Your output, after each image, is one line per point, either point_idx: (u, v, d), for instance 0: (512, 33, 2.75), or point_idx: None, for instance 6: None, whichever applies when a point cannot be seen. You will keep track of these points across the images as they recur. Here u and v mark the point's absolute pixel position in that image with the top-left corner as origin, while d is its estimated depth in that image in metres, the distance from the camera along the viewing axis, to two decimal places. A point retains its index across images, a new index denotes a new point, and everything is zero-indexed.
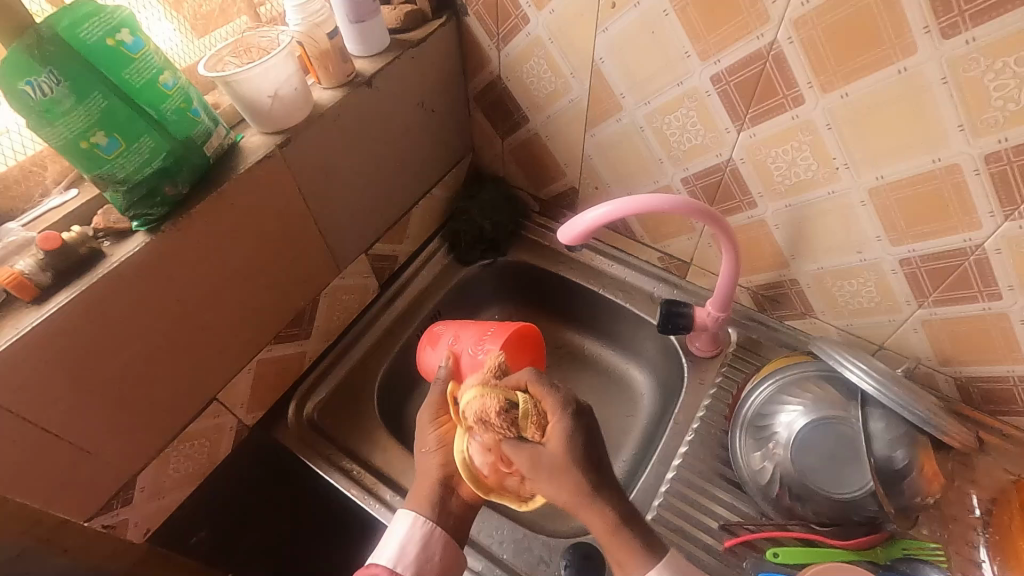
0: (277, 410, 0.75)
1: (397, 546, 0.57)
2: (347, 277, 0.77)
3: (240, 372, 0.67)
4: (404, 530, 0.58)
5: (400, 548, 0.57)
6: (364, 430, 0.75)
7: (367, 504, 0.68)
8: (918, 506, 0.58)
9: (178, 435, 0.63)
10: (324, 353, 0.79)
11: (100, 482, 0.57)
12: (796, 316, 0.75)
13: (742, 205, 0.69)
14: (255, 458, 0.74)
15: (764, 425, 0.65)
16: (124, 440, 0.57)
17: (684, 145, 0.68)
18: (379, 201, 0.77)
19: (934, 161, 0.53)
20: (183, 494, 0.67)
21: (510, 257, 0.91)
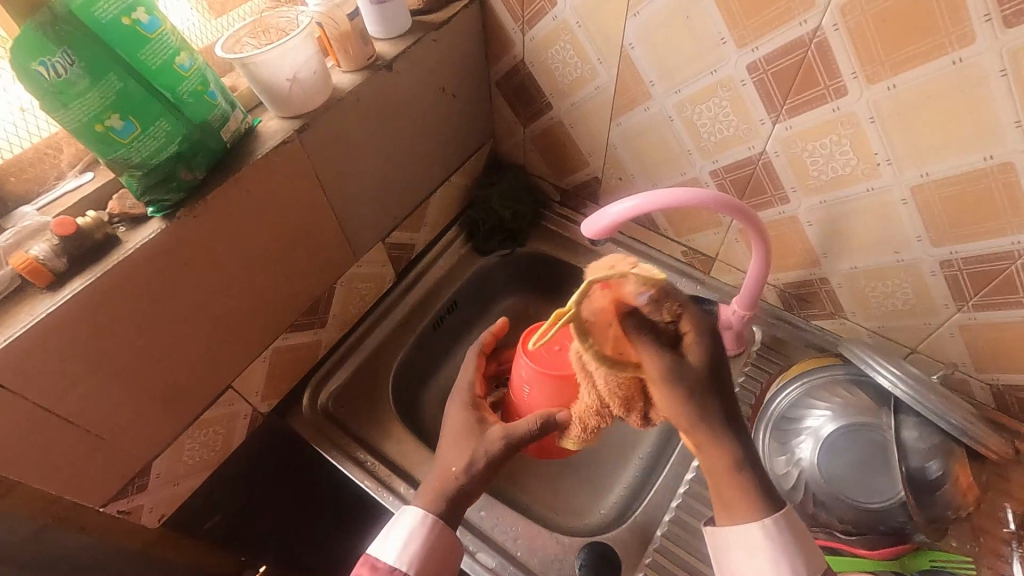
0: (291, 398, 0.74)
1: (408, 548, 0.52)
2: (364, 265, 0.76)
3: (255, 361, 0.66)
4: (411, 530, 0.53)
5: (410, 550, 0.52)
6: (378, 421, 0.74)
7: (380, 496, 0.67)
8: (950, 518, 0.55)
9: (193, 422, 0.62)
10: (339, 341, 0.78)
11: (116, 468, 0.57)
12: (824, 315, 0.73)
13: (773, 200, 0.66)
14: (270, 445, 0.74)
15: (789, 430, 0.62)
16: (141, 428, 0.57)
17: (715, 136, 0.65)
18: (398, 188, 0.75)
19: (986, 158, 0.50)
20: (199, 480, 0.67)
21: (528, 248, 0.89)
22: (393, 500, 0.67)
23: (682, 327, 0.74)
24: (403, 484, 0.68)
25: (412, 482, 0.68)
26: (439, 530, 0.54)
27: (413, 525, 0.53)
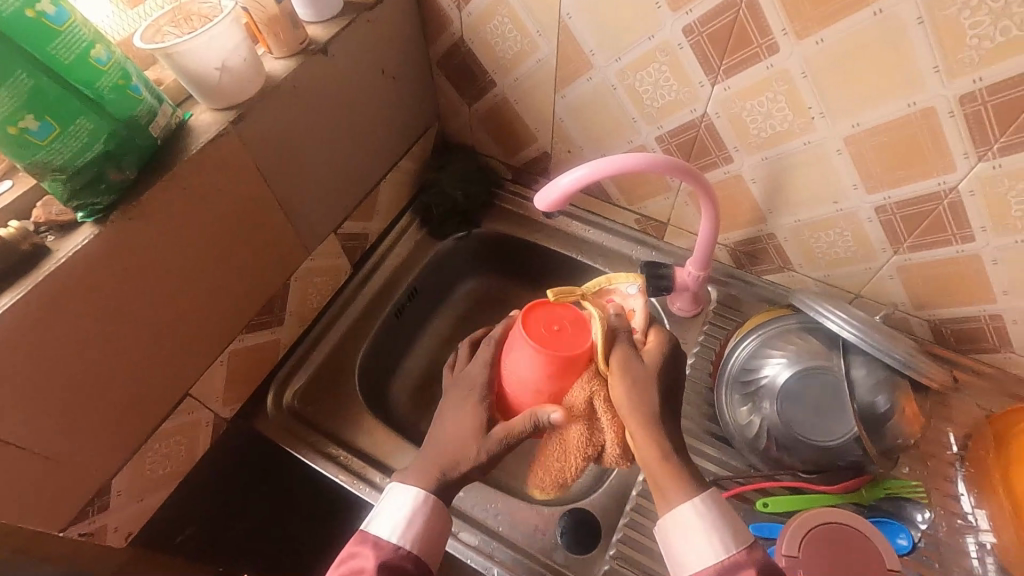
0: (255, 400, 0.73)
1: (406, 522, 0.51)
2: (318, 259, 0.74)
3: (212, 366, 0.64)
4: (412, 510, 0.52)
5: (410, 526, 0.51)
6: (348, 415, 0.73)
7: (357, 489, 0.67)
8: (899, 447, 0.59)
9: (152, 434, 0.60)
10: (300, 339, 0.77)
11: (72, 490, 0.54)
12: (774, 270, 0.76)
13: (717, 161, 0.68)
14: (236, 451, 0.72)
15: (749, 380, 0.65)
16: (98, 447, 0.54)
17: (658, 102, 0.66)
18: (346, 177, 0.73)
19: (910, 105, 0.53)
20: (163, 494, 0.65)
21: (484, 228, 0.89)
22: (370, 491, 0.67)
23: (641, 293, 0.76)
24: (379, 474, 0.68)
25: (387, 471, 0.68)
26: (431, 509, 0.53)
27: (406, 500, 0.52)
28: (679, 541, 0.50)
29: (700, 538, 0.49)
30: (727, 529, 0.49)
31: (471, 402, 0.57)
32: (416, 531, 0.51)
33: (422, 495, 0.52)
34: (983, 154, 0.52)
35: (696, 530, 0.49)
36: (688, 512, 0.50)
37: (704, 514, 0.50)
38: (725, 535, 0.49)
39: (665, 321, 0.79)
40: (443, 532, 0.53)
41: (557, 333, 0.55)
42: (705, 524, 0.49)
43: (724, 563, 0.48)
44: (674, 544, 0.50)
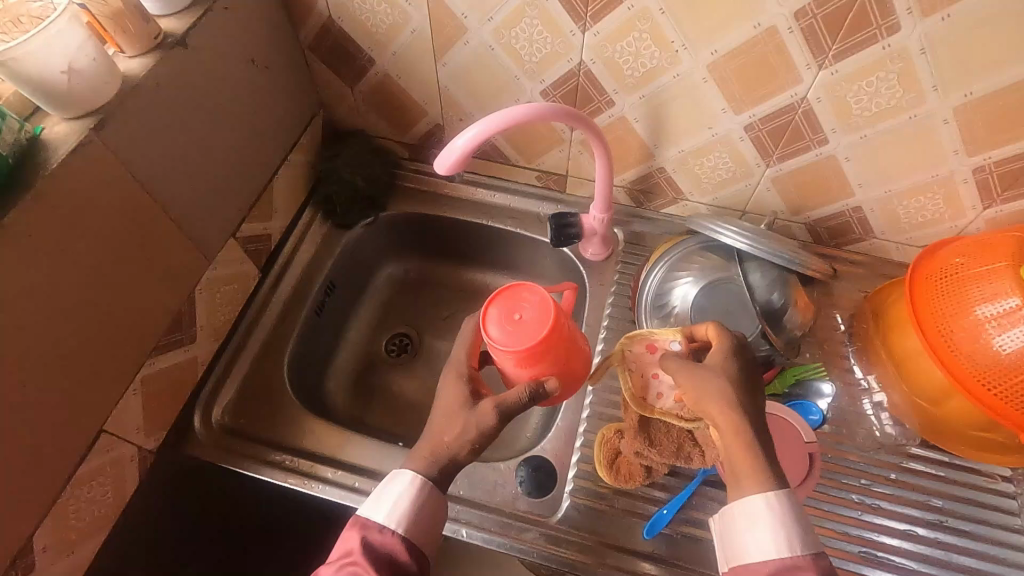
0: (181, 424, 0.69)
1: (399, 508, 0.49)
2: (221, 267, 0.70)
3: (125, 395, 0.59)
4: (406, 491, 0.50)
5: (401, 509, 0.49)
6: (286, 419, 0.71)
7: (310, 488, 0.66)
8: (798, 336, 0.67)
9: (69, 479, 0.55)
10: (217, 354, 0.73)
11: None
12: (670, 202, 0.81)
13: (601, 106, 0.71)
14: (170, 482, 0.68)
15: (664, 303, 0.70)
16: (10, 504, 0.50)
17: (536, 56, 0.68)
18: (235, 176, 0.70)
19: (755, 27, 0.58)
20: (97, 542, 0.60)
21: (391, 210, 0.88)
22: (323, 488, 0.66)
23: (554, 244, 0.79)
24: (330, 470, 0.67)
25: (338, 464, 0.67)
26: (427, 491, 0.50)
27: (402, 485, 0.50)
28: (744, 531, 0.46)
29: (765, 539, 0.45)
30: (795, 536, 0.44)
31: (457, 380, 0.54)
32: (409, 513, 0.49)
33: (418, 476, 0.50)
34: (822, 63, 0.59)
35: (762, 529, 0.45)
36: (760, 508, 0.45)
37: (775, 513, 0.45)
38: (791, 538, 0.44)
39: (581, 268, 0.83)
40: (436, 514, 0.50)
41: (521, 318, 0.54)
42: (773, 526, 0.45)
43: (784, 564, 0.44)
44: (737, 542, 0.46)
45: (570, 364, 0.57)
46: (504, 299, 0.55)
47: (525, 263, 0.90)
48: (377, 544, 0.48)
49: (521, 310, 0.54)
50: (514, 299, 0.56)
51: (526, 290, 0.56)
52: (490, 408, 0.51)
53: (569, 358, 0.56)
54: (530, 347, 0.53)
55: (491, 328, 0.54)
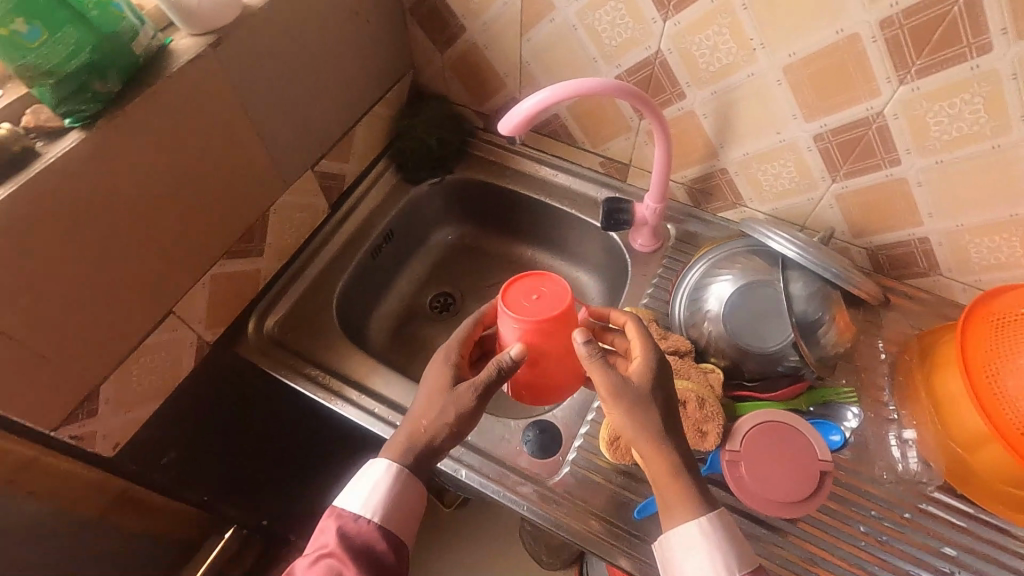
0: (236, 327, 0.76)
1: (376, 496, 0.53)
2: (295, 194, 0.77)
3: (195, 286, 0.67)
4: (381, 479, 0.53)
5: (377, 498, 0.53)
6: (326, 342, 0.77)
7: (335, 405, 0.71)
8: (833, 355, 0.65)
9: (138, 346, 0.63)
10: (278, 273, 0.80)
11: (62, 392, 0.57)
12: (728, 206, 0.81)
13: (672, 97, 0.73)
14: (217, 375, 0.76)
15: (699, 297, 0.70)
16: (88, 352, 0.58)
17: (615, 40, 0.71)
18: (322, 114, 0.77)
19: (837, 32, 0.58)
20: (149, 410, 0.68)
21: (458, 174, 0.93)
22: (346, 407, 0.71)
23: (603, 227, 0.82)
24: (355, 393, 0.72)
25: (362, 390, 0.73)
26: (404, 482, 0.54)
27: (380, 474, 0.54)
28: (682, 558, 0.51)
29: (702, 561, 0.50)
30: (727, 555, 0.50)
31: (445, 370, 0.55)
32: (383, 503, 0.53)
33: (392, 465, 0.54)
34: (903, 78, 0.58)
35: (700, 552, 0.50)
36: (695, 531, 0.50)
37: (710, 536, 0.50)
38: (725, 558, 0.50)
39: (627, 256, 0.84)
40: (410, 505, 0.54)
41: (537, 299, 0.53)
42: (709, 547, 0.50)
43: None
44: (676, 562, 0.51)
45: (571, 360, 0.56)
46: (529, 278, 0.55)
47: (573, 245, 0.92)
48: (352, 528, 0.53)
49: (538, 293, 0.54)
50: (536, 282, 0.55)
51: (549, 279, 0.55)
52: (469, 390, 0.53)
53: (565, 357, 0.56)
54: (541, 325, 0.52)
55: (504, 301, 0.54)
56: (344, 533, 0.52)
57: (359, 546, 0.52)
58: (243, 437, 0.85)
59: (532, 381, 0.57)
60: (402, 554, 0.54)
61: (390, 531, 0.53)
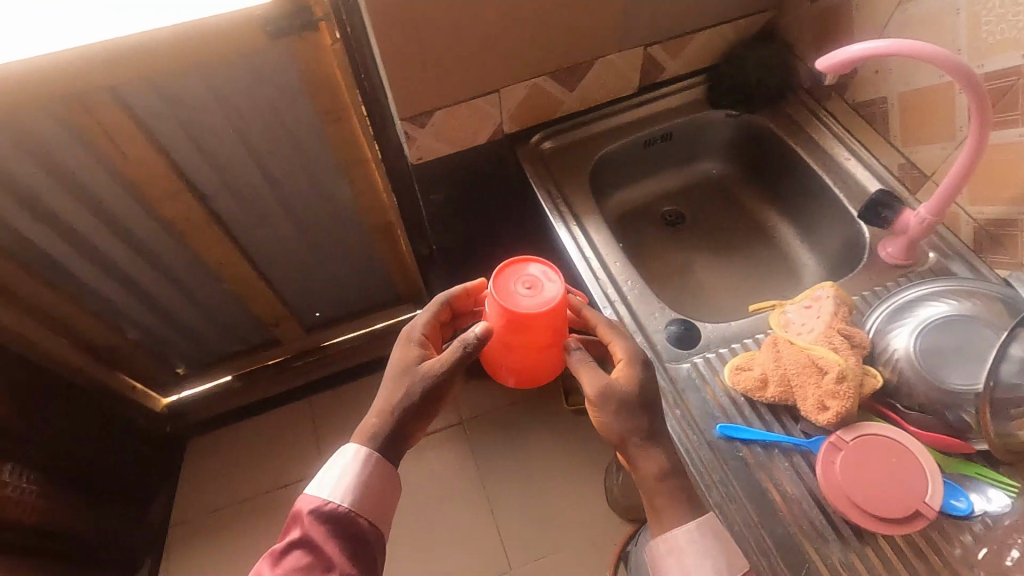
0: (524, 133, 0.97)
1: (347, 479, 0.63)
2: (622, 59, 0.93)
3: (521, 83, 0.88)
4: (349, 463, 0.64)
5: (347, 479, 0.63)
6: (573, 179, 0.95)
7: (553, 219, 0.89)
8: (1016, 436, 0.59)
9: (468, 100, 0.87)
10: (573, 114, 0.98)
11: (419, 97, 0.84)
12: (1010, 264, 0.73)
13: (1019, 118, 0.67)
14: (493, 159, 0.99)
15: (908, 309, 0.69)
16: (444, 82, 0.83)
17: (994, 37, 0.68)
18: (681, 7, 0.89)
19: None
20: (447, 150, 0.94)
21: (756, 117, 0.98)
22: (559, 225, 0.88)
23: (861, 217, 0.83)
24: (571, 221, 0.89)
25: (576, 221, 0.89)
26: (371, 465, 0.64)
27: (352, 459, 0.64)
28: (673, 556, 0.60)
29: (689, 559, 0.59)
30: (716, 553, 0.59)
31: (411, 351, 0.70)
32: (353, 485, 0.63)
33: (363, 451, 0.64)
34: None
35: (690, 552, 0.59)
36: (683, 533, 0.59)
37: (698, 534, 0.59)
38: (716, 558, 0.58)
39: (865, 257, 0.82)
40: (381, 476, 0.65)
41: (530, 291, 0.68)
42: (698, 547, 0.59)
43: None
44: (666, 562, 0.60)
45: (551, 348, 0.71)
46: (518, 271, 0.70)
47: (818, 228, 0.95)
48: (319, 514, 0.62)
49: (529, 284, 0.69)
50: (520, 269, 0.71)
51: (542, 272, 0.71)
52: (434, 367, 0.66)
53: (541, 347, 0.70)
54: (514, 316, 0.67)
55: (496, 287, 0.69)
56: (317, 516, 0.62)
57: (326, 525, 0.62)
58: (480, 217, 1.10)
59: (519, 365, 0.73)
60: (376, 531, 0.64)
61: (358, 512, 0.63)
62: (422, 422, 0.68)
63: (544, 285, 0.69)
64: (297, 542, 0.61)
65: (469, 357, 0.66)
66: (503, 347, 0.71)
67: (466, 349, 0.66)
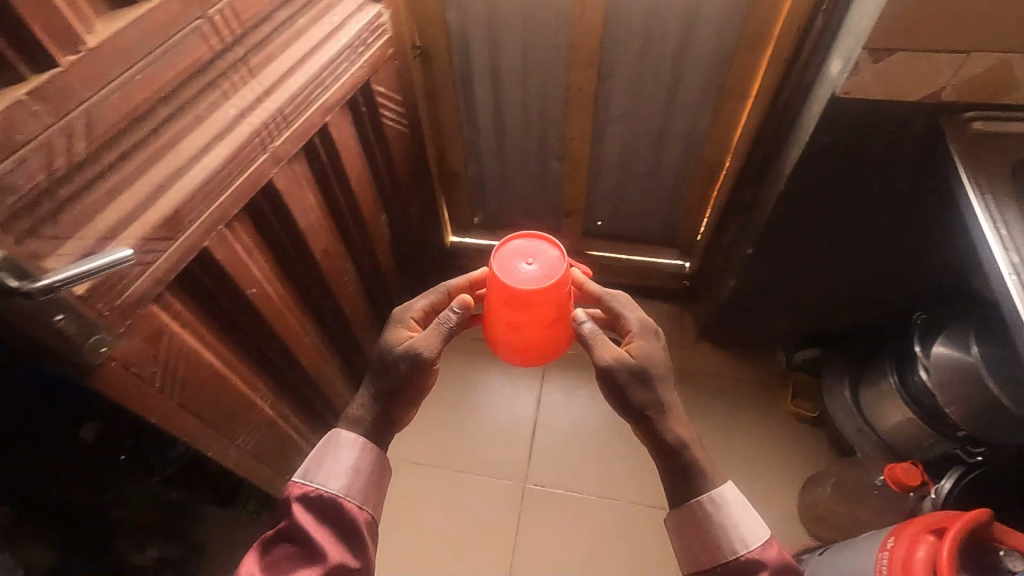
0: (954, 107, 1.01)
1: (347, 469, 0.90)
2: None
3: (992, 54, 0.91)
4: (351, 455, 0.91)
5: (350, 470, 0.90)
6: (993, 164, 0.97)
7: (972, 189, 0.95)
8: None
9: (934, 52, 0.91)
10: (1012, 105, 1.00)
11: (896, 32, 0.90)
12: None
13: None
14: (907, 123, 1.04)
15: None
16: (929, 27, 0.88)
17: None
18: None
19: None
20: (874, 96, 0.99)
21: None
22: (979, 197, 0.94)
23: None
24: (989, 197, 0.93)
25: (991, 201, 0.93)
26: (366, 456, 0.92)
27: (351, 452, 0.91)
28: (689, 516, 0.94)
29: (728, 512, 0.92)
30: (734, 515, 0.92)
31: (394, 338, 0.98)
32: (354, 474, 0.90)
33: (336, 433, 0.92)
34: None
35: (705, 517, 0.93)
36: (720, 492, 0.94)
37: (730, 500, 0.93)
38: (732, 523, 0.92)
39: None
40: (366, 480, 0.90)
41: (532, 263, 0.98)
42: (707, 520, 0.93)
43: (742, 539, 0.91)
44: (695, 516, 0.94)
45: (554, 322, 1.02)
46: (527, 248, 1.00)
47: None
48: (312, 498, 0.88)
49: (531, 260, 0.99)
50: (531, 247, 1.01)
51: (545, 250, 1.01)
52: (432, 344, 0.94)
53: (541, 317, 0.99)
54: (529, 294, 0.96)
55: (503, 265, 0.98)
56: (314, 496, 0.88)
57: (323, 501, 0.87)
58: (848, 177, 1.17)
59: (524, 335, 1.03)
60: (363, 513, 0.88)
61: (353, 498, 0.88)
62: (432, 374, 0.98)
63: (538, 260, 0.99)
64: (282, 535, 0.86)
65: (451, 327, 0.96)
66: (509, 324, 1.02)
67: (456, 309, 0.95)
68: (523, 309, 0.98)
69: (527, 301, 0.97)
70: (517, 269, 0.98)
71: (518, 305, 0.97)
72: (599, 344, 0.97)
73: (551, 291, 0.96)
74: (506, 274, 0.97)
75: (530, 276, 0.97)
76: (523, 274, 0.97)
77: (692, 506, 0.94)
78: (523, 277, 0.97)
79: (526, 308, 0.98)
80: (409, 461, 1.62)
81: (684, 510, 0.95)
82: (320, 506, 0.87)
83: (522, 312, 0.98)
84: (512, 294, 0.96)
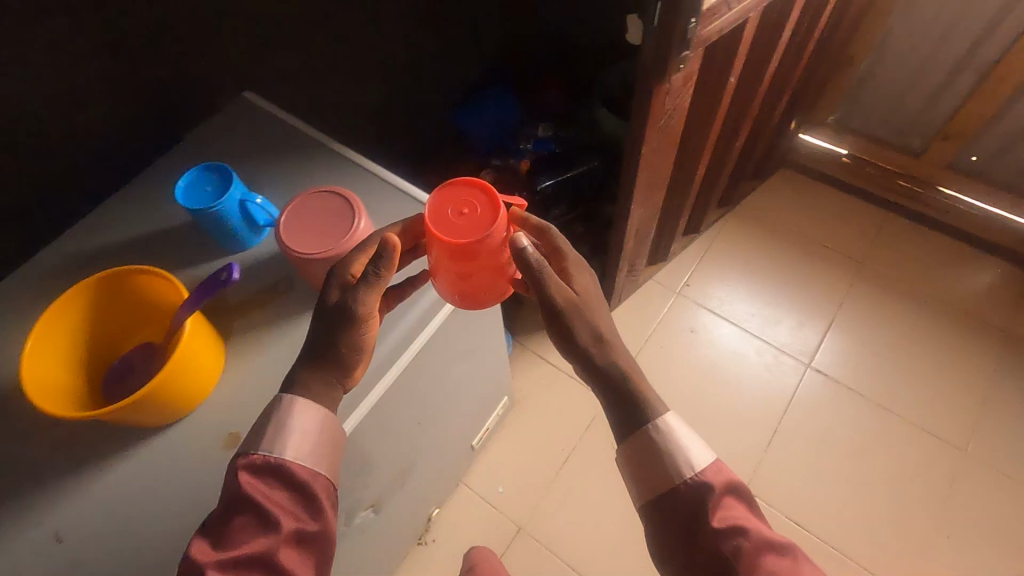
0: None
1: (295, 436, 0.69)
2: None
3: None
4: (291, 421, 0.69)
5: (304, 435, 0.69)
6: None
7: None
8: None
9: None
10: None
11: None
12: None
13: None
14: None
15: None
16: None
17: None
18: None
19: None
20: None
21: None
22: None
23: None
24: None
25: None
26: (314, 417, 0.70)
27: (294, 417, 0.69)
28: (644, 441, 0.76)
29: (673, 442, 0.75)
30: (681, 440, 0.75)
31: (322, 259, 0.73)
32: (308, 438, 0.69)
33: (286, 398, 0.69)
34: None
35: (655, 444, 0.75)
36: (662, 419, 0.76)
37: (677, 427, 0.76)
38: (680, 448, 0.74)
39: None
40: (319, 444, 0.70)
41: (467, 214, 0.74)
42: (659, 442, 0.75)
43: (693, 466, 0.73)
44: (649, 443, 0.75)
45: (500, 265, 0.78)
46: (454, 191, 0.75)
47: None
48: (254, 471, 0.68)
49: (468, 208, 0.74)
50: (465, 193, 0.76)
51: (475, 191, 0.75)
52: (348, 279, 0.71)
53: (494, 270, 0.77)
54: (456, 240, 0.72)
55: (432, 211, 0.75)
56: (254, 471, 0.67)
57: (274, 475, 0.68)
58: None
59: (470, 291, 0.80)
60: (320, 482, 0.69)
61: (302, 466, 0.69)
62: (370, 330, 0.72)
63: (464, 195, 0.75)
64: (230, 509, 0.65)
65: (383, 275, 0.68)
66: (454, 274, 0.77)
67: (379, 266, 0.68)
68: (456, 247, 0.73)
69: (470, 247, 0.73)
70: (450, 204, 0.75)
71: (467, 259, 0.74)
72: (577, 322, 0.75)
73: (494, 231, 0.73)
74: (443, 216, 0.74)
75: (458, 214, 0.74)
76: (455, 214, 0.74)
77: (639, 436, 0.76)
78: (454, 222, 0.74)
79: (475, 255, 0.74)
80: (703, 302, 1.78)
81: (630, 444, 0.77)
82: (267, 478, 0.68)
83: (480, 278, 0.77)
84: (447, 246, 0.73)
